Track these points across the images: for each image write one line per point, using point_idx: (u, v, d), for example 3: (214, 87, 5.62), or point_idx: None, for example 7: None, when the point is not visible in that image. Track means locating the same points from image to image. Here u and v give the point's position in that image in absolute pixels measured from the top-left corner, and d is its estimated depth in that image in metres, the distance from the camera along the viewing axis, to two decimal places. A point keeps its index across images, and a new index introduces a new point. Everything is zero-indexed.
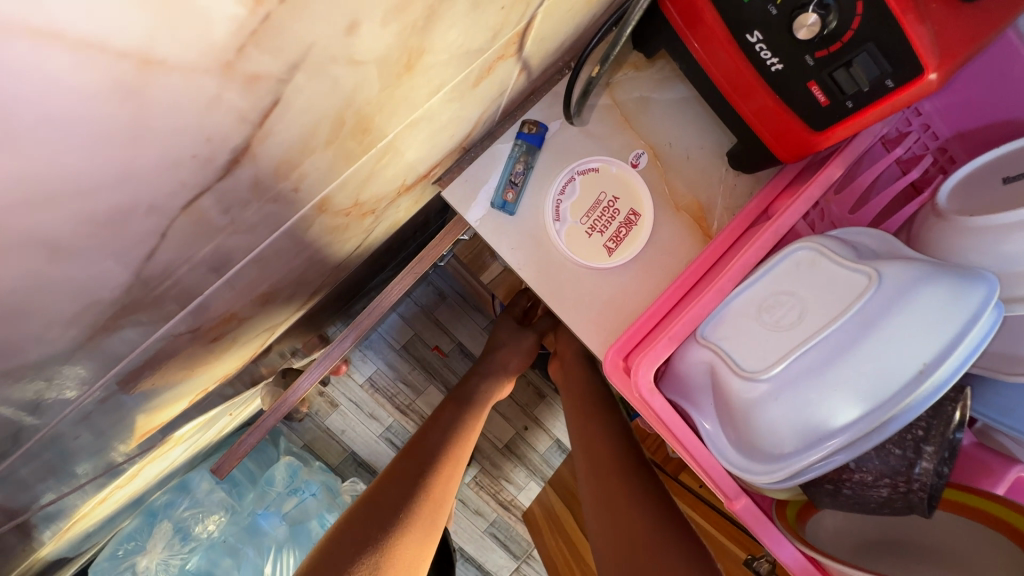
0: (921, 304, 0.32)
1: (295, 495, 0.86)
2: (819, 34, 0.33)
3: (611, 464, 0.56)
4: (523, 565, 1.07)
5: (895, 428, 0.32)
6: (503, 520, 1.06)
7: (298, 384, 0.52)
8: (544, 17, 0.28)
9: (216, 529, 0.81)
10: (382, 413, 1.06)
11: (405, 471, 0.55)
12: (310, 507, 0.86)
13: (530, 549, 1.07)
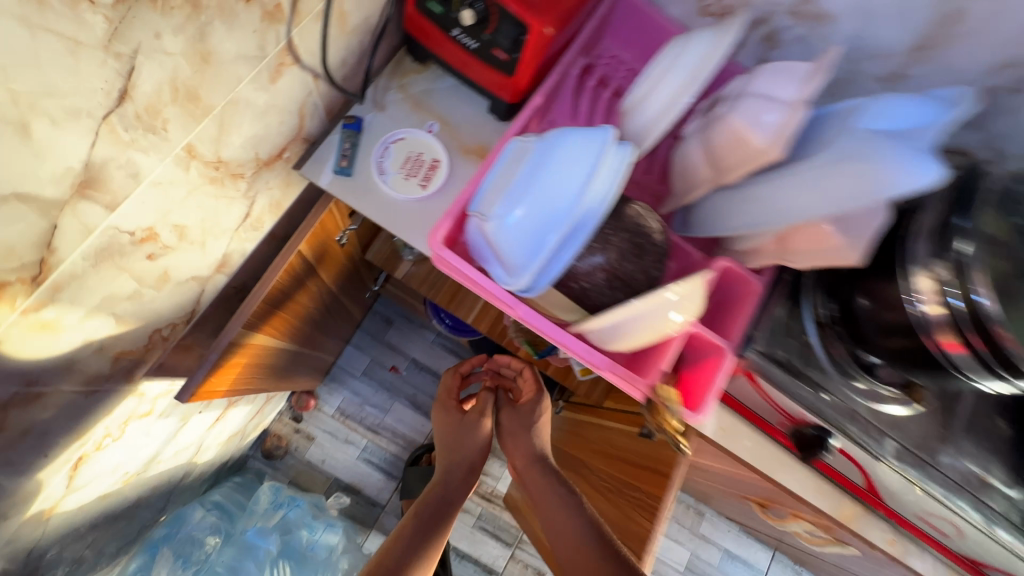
0: (572, 149, 0.56)
1: (278, 510, 1.22)
2: (478, 22, 0.58)
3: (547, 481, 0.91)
4: (515, 548, 1.56)
5: (575, 220, 0.54)
6: (488, 512, 1.56)
7: (224, 339, 0.66)
8: (304, 40, 0.52)
9: (213, 548, 1.12)
10: (356, 436, 1.54)
11: (406, 523, 0.87)
12: (292, 518, 1.22)
13: (517, 536, 1.57)
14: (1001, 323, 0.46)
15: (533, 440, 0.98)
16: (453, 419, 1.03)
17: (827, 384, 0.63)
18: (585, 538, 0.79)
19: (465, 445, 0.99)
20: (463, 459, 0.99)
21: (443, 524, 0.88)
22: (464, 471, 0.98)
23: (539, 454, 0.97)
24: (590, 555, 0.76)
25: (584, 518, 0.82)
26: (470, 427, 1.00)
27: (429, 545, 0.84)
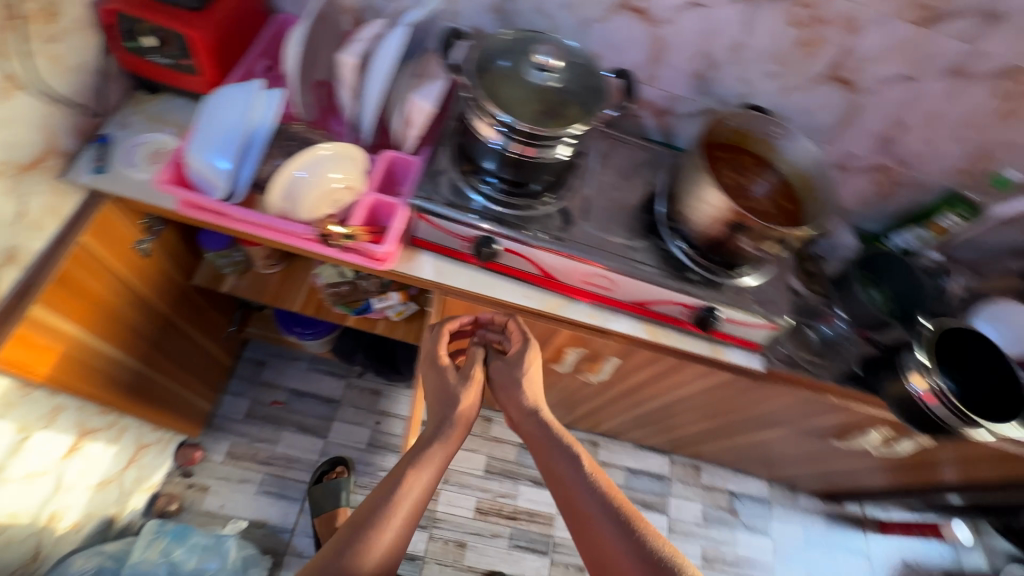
0: (231, 98, 0.85)
1: (162, 538, 1.33)
2: (159, 43, 0.89)
3: (541, 440, 0.92)
4: (433, 529, 1.63)
5: (244, 140, 0.83)
6: None
7: (16, 315, 0.85)
8: (24, 72, 0.78)
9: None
10: (250, 473, 1.62)
11: (415, 486, 0.84)
12: (177, 541, 1.34)
13: (432, 515, 1.64)
14: (524, 124, 0.78)
15: (524, 392, 0.95)
16: (442, 379, 0.95)
17: (524, 227, 0.91)
18: (603, 538, 0.79)
19: (454, 403, 0.92)
20: (452, 416, 0.91)
21: (421, 488, 0.84)
22: (456, 424, 0.91)
23: (530, 407, 0.95)
24: (604, 539, 0.79)
25: (591, 504, 0.83)
26: (451, 420, 0.91)
27: (404, 503, 0.81)
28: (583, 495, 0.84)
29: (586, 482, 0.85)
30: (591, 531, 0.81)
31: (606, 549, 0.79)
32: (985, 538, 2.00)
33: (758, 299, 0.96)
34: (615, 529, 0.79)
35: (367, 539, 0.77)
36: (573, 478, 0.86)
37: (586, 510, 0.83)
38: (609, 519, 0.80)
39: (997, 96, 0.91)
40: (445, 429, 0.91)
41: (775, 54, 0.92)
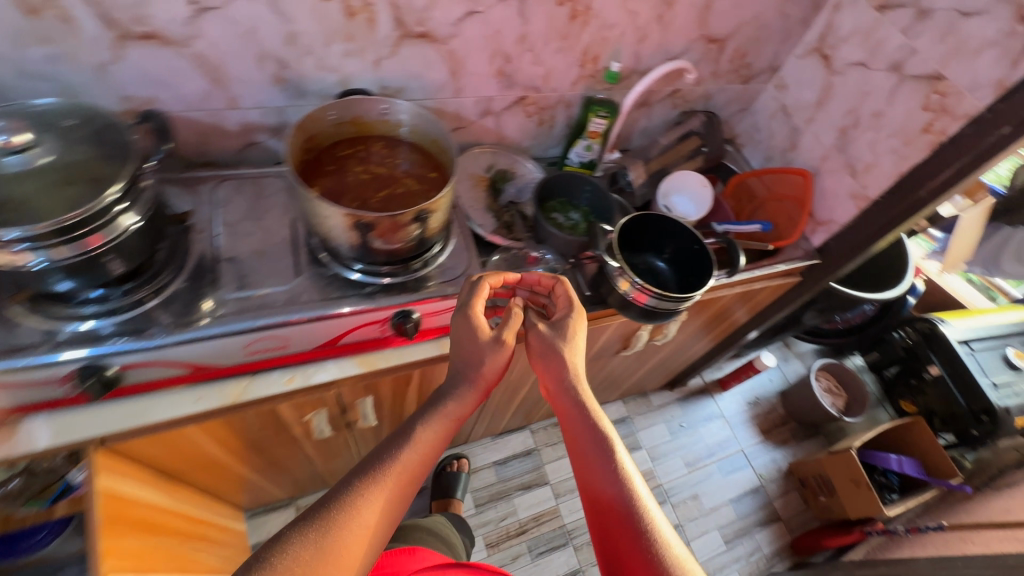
0: None
1: None
2: None
3: (576, 411, 0.80)
4: None
5: None
6: None
7: None
8: None
9: None
10: None
11: (412, 463, 0.71)
12: None
13: None
14: (38, 227, 0.59)
15: (565, 363, 0.82)
16: (476, 331, 0.78)
17: (152, 328, 0.75)
18: (610, 518, 0.72)
19: (477, 360, 0.78)
20: (470, 377, 0.78)
21: (423, 452, 0.73)
22: (497, 353, 0.79)
23: (569, 380, 0.81)
24: (617, 524, 0.70)
25: (611, 486, 0.73)
26: (493, 346, 0.78)
27: (402, 471, 0.70)
28: (602, 478, 0.74)
29: (612, 469, 0.74)
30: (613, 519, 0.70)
31: (616, 527, 0.71)
32: (791, 350, 2.36)
33: (446, 280, 0.91)
34: (627, 524, 0.70)
35: (357, 510, 0.64)
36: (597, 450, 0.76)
37: (604, 475, 0.74)
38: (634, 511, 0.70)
39: (561, 3, 0.93)
40: (476, 356, 0.78)
41: (335, 32, 0.83)
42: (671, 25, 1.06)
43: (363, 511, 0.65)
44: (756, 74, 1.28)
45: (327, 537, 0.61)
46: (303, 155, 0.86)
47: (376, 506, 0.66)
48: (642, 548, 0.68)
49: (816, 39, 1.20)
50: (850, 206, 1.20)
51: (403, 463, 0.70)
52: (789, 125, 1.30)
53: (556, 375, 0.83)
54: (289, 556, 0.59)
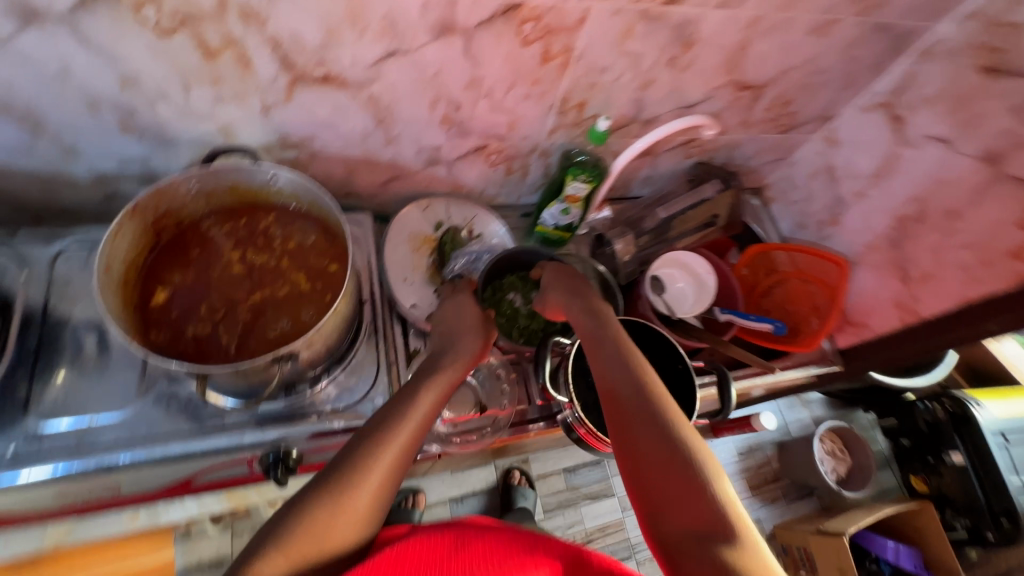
0: None
1: None
2: None
3: (587, 331, 0.68)
4: None
5: None
6: None
7: None
8: None
9: None
10: None
11: (420, 417, 0.59)
12: None
13: None
14: None
15: (588, 321, 0.69)
16: (462, 313, 0.76)
17: None
18: (649, 485, 0.53)
19: (458, 339, 0.72)
20: (454, 353, 0.69)
21: (425, 420, 0.59)
22: (477, 339, 0.73)
23: (598, 326, 0.68)
24: (653, 460, 0.53)
25: (653, 419, 0.56)
26: (474, 330, 0.74)
27: (399, 446, 0.55)
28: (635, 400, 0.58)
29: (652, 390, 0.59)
30: (665, 431, 0.55)
31: (665, 499, 0.52)
32: (801, 396, 2.01)
33: (338, 407, 0.72)
34: (671, 453, 0.53)
35: (352, 482, 0.51)
36: (633, 390, 0.59)
37: (633, 418, 0.57)
38: (674, 424, 0.55)
39: (528, 41, 0.66)
40: (447, 354, 0.69)
41: (193, 75, 0.59)
42: (688, 68, 0.77)
43: (356, 497, 0.51)
44: (801, 124, 0.99)
45: (327, 515, 0.49)
46: (156, 234, 0.65)
47: (372, 484, 0.52)
48: (699, 518, 0.50)
49: (888, 91, 0.89)
50: (892, 315, 0.95)
51: (401, 430, 0.56)
52: (833, 192, 1.02)
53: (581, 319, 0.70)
54: (300, 517, 0.49)
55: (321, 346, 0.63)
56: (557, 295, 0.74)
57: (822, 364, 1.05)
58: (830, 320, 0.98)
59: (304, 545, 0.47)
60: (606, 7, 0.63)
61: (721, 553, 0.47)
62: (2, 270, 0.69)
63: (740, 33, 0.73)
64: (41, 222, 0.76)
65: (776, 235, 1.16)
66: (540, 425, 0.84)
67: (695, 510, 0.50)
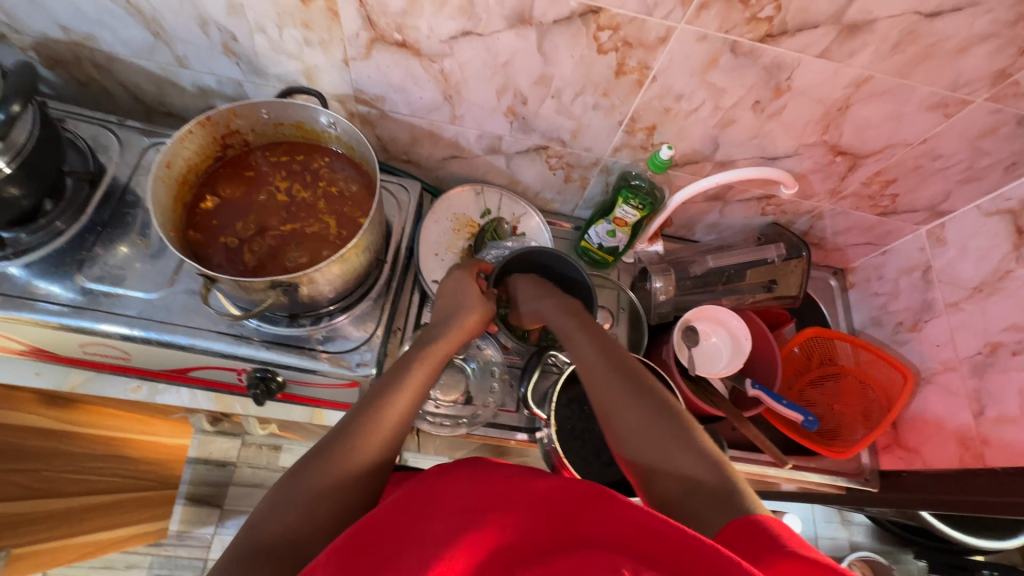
0: None
1: None
2: None
3: (566, 330, 0.68)
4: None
5: None
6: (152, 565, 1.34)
7: None
8: None
9: None
10: None
11: (415, 379, 0.62)
12: None
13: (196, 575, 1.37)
14: None
15: (577, 341, 0.66)
16: (466, 287, 0.75)
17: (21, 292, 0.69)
18: (640, 456, 0.53)
19: (460, 312, 0.71)
20: (450, 323, 0.70)
21: (422, 387, 0.63)
22: (477, 315, 0.72)
23: (587, 349, 0.65)
24: (641, 427, 0.54)
25: (634, 395, 0.57)
26: (477, 305, 0.73)
27: (397, 421, 0.58)
28: (615, 386, 0.59)
29: (636, 376, 0.60)
30: (648, 407, 0.56)
31: (653, 463, 0.52)
32: (843, 513, 1.79)
33: (331, 350, 0.74)
34: (659, 426, 0.54)
35: (359, 439, 0.55)
36: (619, 373, 0.60)
37: (617, 401, 0.57)
38: (655, 399, 0.57)
39: (605, 50, 0.65)
40: (444, 323, 0.70)
41: (288, 15, 0.65)
42: (776, 117, 0.71)
43: (369, 446, 0.55)
44: (904, 210, 0.88)
45: (342, 467, 0.53)
46: (224, 148, 0.72)
47: (379, 444, 0.56)
48: (691, 477, 0.49)
49: (1019, 197, 0.76)
50: (952, 450, 0.82)
51: (395, 403, 0.59)
52: (922, 295, 0.90)
53: (572, 341, 0.67)
54: (322, 459, 0.53)
55: (324, 286, 0.66)
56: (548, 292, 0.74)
57: (855, 481, 0.91)
58: (876, 432, 0.86)
59: (325, 480, 0.52)
60: (692, 31, 0.60)
61: (725, 508, 0.46)
62: (104, 148, 0.80)
63: (842, 90, 0.66)
64: (151, 118, 0.88)
65: (846, 325, 1.04)
66: (521, 434, 0.84)
67: (682, 472, 0.50)
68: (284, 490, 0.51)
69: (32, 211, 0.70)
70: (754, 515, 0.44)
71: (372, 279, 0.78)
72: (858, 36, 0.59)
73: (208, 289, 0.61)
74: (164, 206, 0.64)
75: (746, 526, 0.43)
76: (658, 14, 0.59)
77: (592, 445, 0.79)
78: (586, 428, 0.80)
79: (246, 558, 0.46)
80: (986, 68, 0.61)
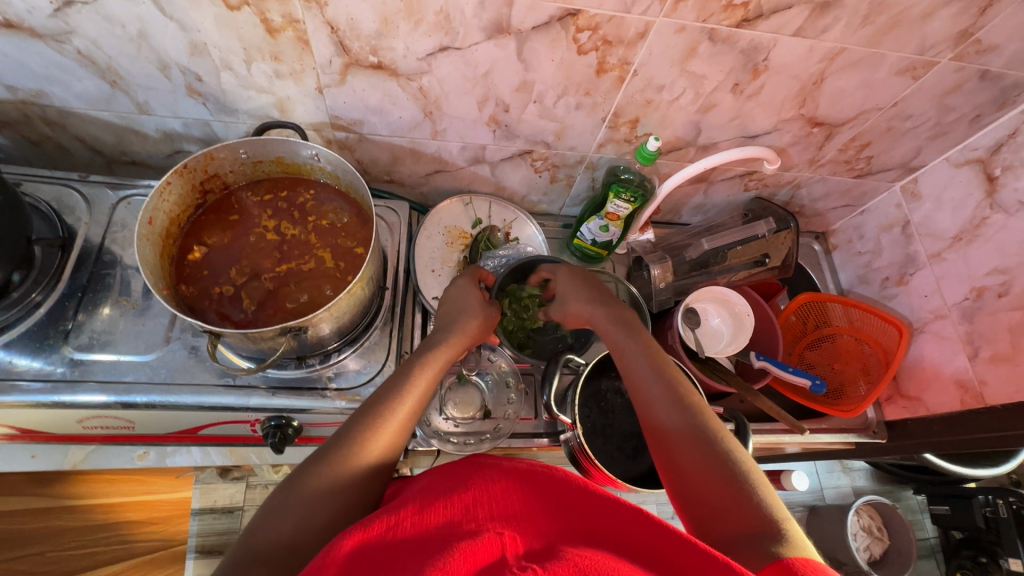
0: None
1: None
2: None
3: (617, 342, 0.69)
4: None
5: None
6: None
7: None
8: None
9: None
10: None
11: (416, 388, 0.61)
12: None
13: None
14: None
15: (634, 359, 0.66)
16: (468, 292, 0.73)
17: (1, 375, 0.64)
18: (698, 495, 0.52)
19: (465, 315, 0.70)
20: (451, 330, 0.69)
21: (423, 392, 0.61)
22: (481, 319, 0.71)
23: (647, 363, 0.65)
24: (697, 466, 0.53)
25: (695, 432, 0.56)
26: (478, 309, 0.71)
27: (396, 426, 0.57)
28: (672, 416, 0.58)
29: (693, 410, 0.58)
30: (705, 445, 0.55)
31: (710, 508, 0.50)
32: (843, 461, 1.86)
33: (342, 387, 0.72)
34: (713, 463, 0.53)
35: (358, 448, 0.54)
36: (677, 401, 0.59)
37: (674, 432, 0.57)
38: (712, 437, 0.55)
39: (585, 50, 0.64)
40: (448, 327, 0.69)
41: (256, 49, 0.62)
42: (754, 97, 0.73)
43: (369, 455, 0.54)
44: (879, 170, 0.91)
45: (338, 475, 0.52)
46: (203, 195, 0.69)
47: (377, 452, 0.55)
48: (745, 524, 0.47)
49: (986, 146, 0.80)
50: (952, 394, 0.85)
51: (397, 409, 0.58)
52: (905, 249, 0.93)
53: (630, 355, 0.66)
54: (316, 465, 0.53)
55: (333, 324, 0.64)
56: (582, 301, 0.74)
57: (864, 435, 0.95)
58: (879, 388, 0.89)
59: (317, 487, 0.51)
60: (670, 23, 0.61)
61: (763, 543, 0.45)
62: (71, 209, 0.76)
63: (817, 65, 0.68)
64: (113, 169, 0.83)
65: (835, 286, 1.07)
66: (543, 440, 0.83)
67: (732, 508, 0.49)
68: (277, 500, 0.51)
69: (4, 286, 0.65)
70: (790, 560, 0.41)
71: (374, 308, 0.77)
72: (830, 13, 0.60)
73: (213, 345, 0.57)
74: (152, 264, 0.61)
75: (781, 567, 0.40)
76: (636, 11, 0.59)
77: (614, 440, 0.78)
78: (606, 424, 0.79)
79: (241, 565, 0.46)
80: (950, 30, 0.63)
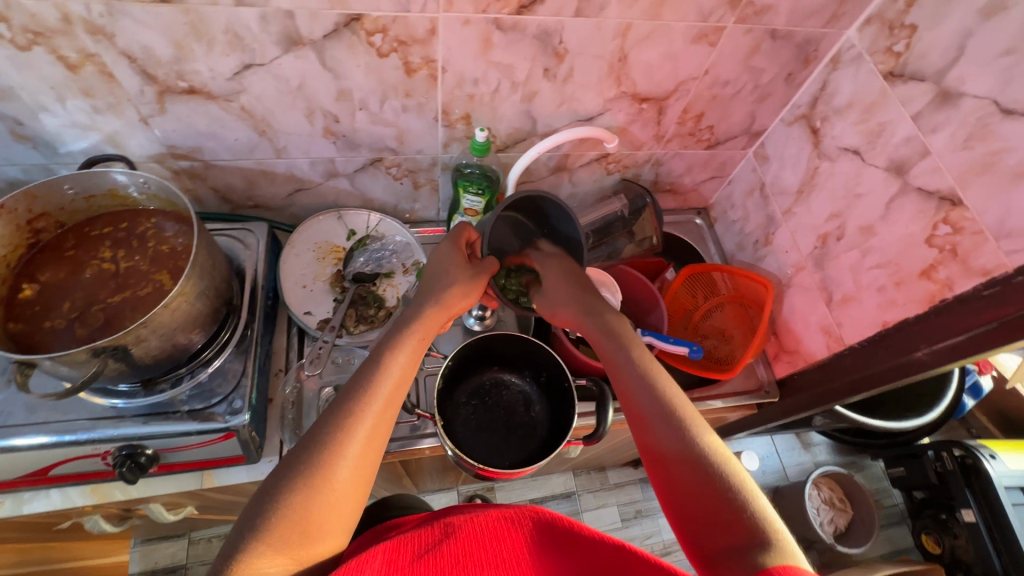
0: None
1: None
2: None
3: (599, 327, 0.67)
4: None
5: None
6: None
7: None
8: None
9: None
10: None
11: (388, 376, 0.59)
12: None
13: None
14: None
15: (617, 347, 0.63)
16: (449, 259, 0.71)
17: None
18: (677, 488, 0.51)
19: (443, 284, 0.68)
20: (434, 297, 0.67)
21: (397, 380, 0.59)
22: (460, 286, 0.69)
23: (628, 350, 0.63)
24: (682, 468, 0.52)
25: (675, 429, 0.54)
26: (461, 279, 0.69)
27: (369, 428, 0.55)
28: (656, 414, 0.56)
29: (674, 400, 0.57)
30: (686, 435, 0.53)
31: (690, 502, 0.50)
32: (802, 437, 1.87)
33: (196, 408, 0.72)
34: (698, 460, 0.51)
35: (327, 455, 0.51)
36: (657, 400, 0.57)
37: (655, 424, 0.55)
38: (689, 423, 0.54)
39: (385, 54, 0.68)
40: (426, 302, 0.67)
41: (64, 87, 0.64)
42: (570, 80, 0.77)
43: (345, 455, 0.52)
44: (726, 139, 0.95)
45: (308, 482, 0.49)
46: (36, 234, 0.70)
47: (353, 453, 0.52)
48: (724, 520, 0.47)
49: (806, 102, 0.85)
50: (821, 341, 0.87)
51: (370, 403, 0.56)
52: (764, 210, 0.97)
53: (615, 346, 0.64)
54: (287, 475, 0.50)
55: (159, 343, 0.64)
56: (564, 284, 0.70)
57: (757, 396, 0.96)
58: (754, 347, 0.91)
59: (289, 496, 0.48)
60: (454, 17, 0.64)
61: (744, 550, 0.45)
62: None
63: (613, 42, 0.72)
64: None
65: (719, 256, 1.10)
66: (429, 441, 0.83)
67: (717, 508, 0.48)
68: (254, 523, 0.47)
69: None
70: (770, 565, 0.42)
71: (229, 326, 0.76)
72: None
73: (27, 376, 0.57)
74: None
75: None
76: (414, 9, 0.62)
77: (501, 432, 0.84)
78: (493, 418, 0.85)
79: None
80: None
